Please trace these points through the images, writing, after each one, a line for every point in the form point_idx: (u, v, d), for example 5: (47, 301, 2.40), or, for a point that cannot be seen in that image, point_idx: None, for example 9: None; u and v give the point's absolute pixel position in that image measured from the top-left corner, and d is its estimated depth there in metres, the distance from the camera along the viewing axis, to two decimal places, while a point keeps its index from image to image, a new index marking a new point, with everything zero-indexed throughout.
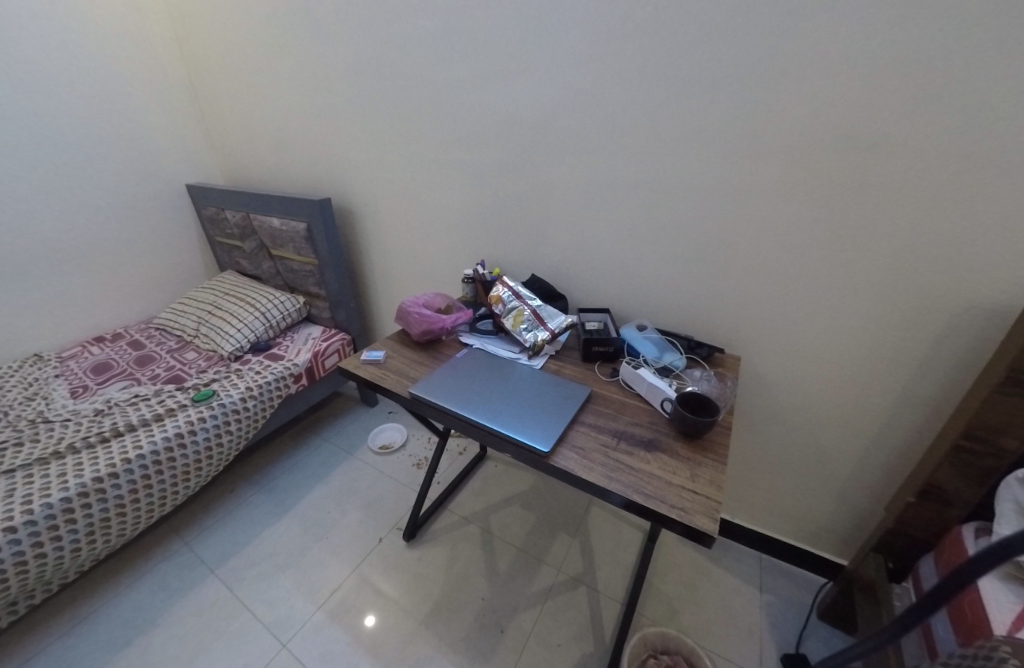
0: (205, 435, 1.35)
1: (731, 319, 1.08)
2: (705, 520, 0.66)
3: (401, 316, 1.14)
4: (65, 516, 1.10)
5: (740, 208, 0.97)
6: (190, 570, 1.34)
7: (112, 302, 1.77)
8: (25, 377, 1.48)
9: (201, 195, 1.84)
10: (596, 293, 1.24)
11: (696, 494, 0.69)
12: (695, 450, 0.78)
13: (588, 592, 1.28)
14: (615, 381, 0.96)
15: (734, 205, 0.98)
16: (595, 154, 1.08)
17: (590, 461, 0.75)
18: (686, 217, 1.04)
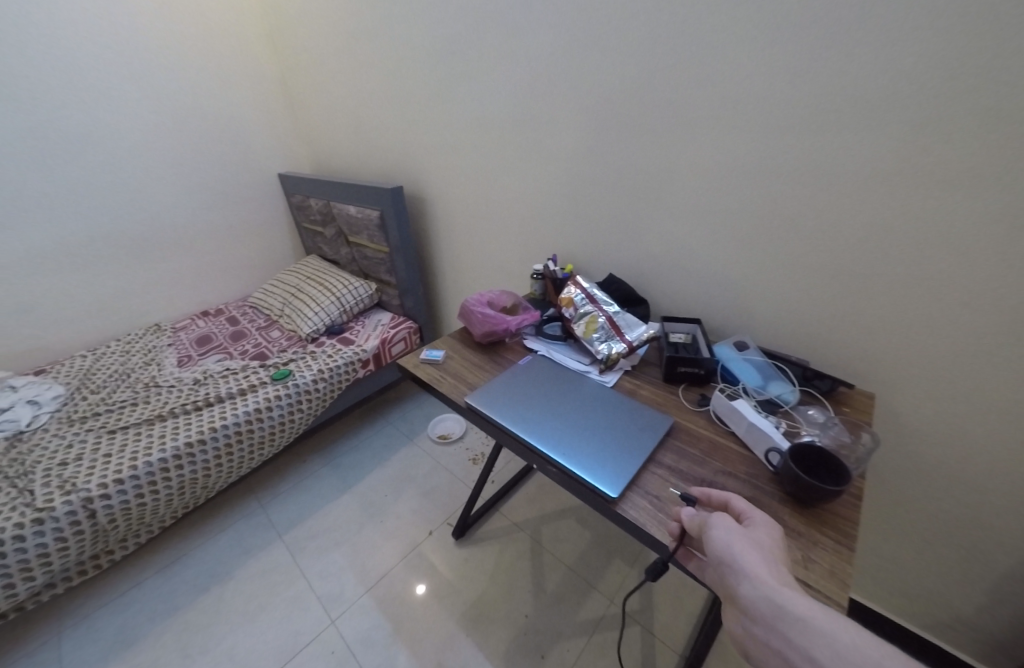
0: (280, 411, 1.41)
1: (863, 342, 0.86)
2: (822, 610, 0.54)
3: (463, 313, 1.06)
4: (161, 474, 1.19)
5: (891, 202, 0.75)
6: (259, 532, 1.42)
7: (215, 281, 1.95)
8: (145, 343, 1.68)
9: (290, 184, 1.94)
10: (683, 299, 1.08)
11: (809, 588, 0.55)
12: (805, 521, 0.62)
13: (642, 634, 1.15)
14: (704, 412, 0.81)
15: (884, 197, 0.76)
16: (693, 134, 0.91)
17: (666, 516, 0.63)
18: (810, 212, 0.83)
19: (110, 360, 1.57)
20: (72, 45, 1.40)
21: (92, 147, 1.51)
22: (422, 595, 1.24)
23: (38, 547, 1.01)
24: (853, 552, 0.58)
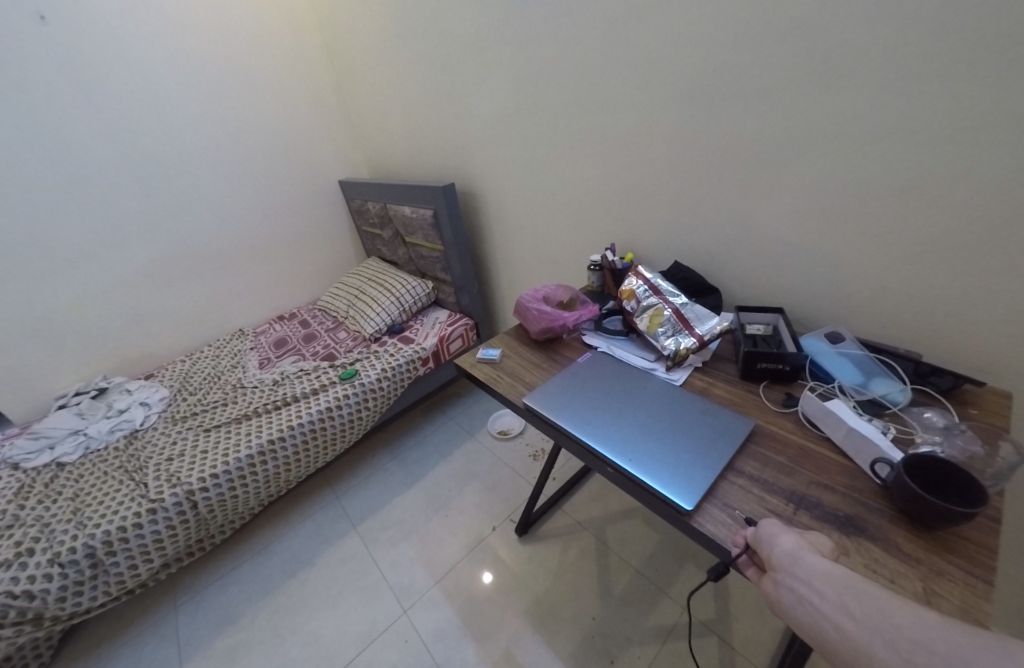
0: (349, 410, 1.49)
1: (997, 328, 0.72)
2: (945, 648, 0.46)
3: (518, 311, 1.04)
4: (249, 468, 1.30)
5: None
6: (336, 522, 1.51)
7: (288, 287, 2.10)
8: (232, 348, 1.84)
9: (350, 189, 2.02)
10: (760, 285, 0.97)
11: None
12: (924, 548, 0.53)
13: (719, 646, 1.07)
14: (792, 415, 0.73)
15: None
16: (781, 96, 0.80)
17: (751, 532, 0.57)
18: (929, 179, 0.71)
19: (204, 364, 1.75)
20: (158, 76, 1.54)
21: (178, 169, 1.65)
22: (488, 584, 1.27)
23: (153, 533, 1.15)
24: (992, 588, 0.49)
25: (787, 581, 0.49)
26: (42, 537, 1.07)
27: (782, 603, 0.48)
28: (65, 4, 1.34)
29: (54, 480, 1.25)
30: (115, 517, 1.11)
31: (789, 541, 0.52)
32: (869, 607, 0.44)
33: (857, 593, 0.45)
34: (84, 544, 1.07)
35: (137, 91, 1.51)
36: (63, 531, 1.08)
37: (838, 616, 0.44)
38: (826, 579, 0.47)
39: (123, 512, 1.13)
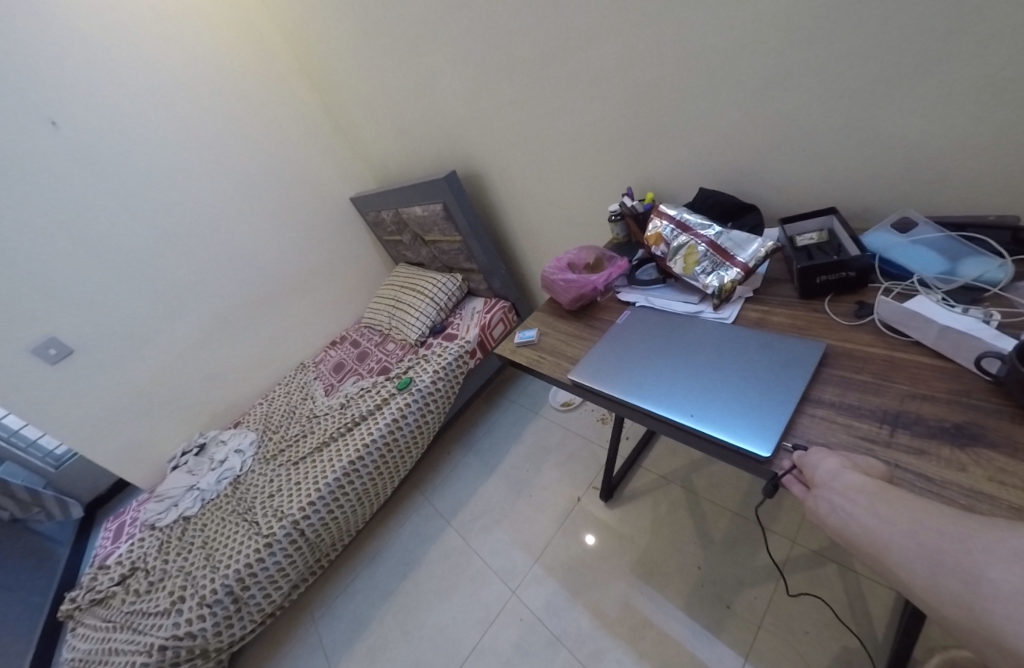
0: (414, 416, 1.55)
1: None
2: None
3: (546, 285, 1.01)
4: (340, 489, 1.41)
5: None
6: (431, 520, 1.61)
7: (332, 312, 2.20)
8: (299, 382, 1.98)
9: (363, 203, 2.05)
10: (805, 189, 0.86)
11: None
12: None
13: (842, 572, 1.02)
14: (868, 325, 0.65)
15: None
16: None
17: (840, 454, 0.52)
18: (1007, 5, 0.58)
19: (279, 402, 1.90)
20: (162, 145, 1.62)
21: (204, 229, 1.75)
22: (591, 545, 1.31)
23: (275, 564, 1.30)
24: None
25: (822, 494, 0.49)
26: (188, 584, 1.24)
27: (815, 512, 0.49)
28: (67, 103, 1.43)
29: (185, 532, 1.43)
30: (240, 557, 1.26)
31: (827, 462, 0.50)
32: (899, 513, 0.44)
33: (892, 500, 0.45)
34: (223, 584, 1.22)
35: (151, 169, 1.61)
36: (203, 576, 1.24)
37: (866, 518, 0.45)
38: (860, 490, 0.47)
39: (245, 551, 1.27)
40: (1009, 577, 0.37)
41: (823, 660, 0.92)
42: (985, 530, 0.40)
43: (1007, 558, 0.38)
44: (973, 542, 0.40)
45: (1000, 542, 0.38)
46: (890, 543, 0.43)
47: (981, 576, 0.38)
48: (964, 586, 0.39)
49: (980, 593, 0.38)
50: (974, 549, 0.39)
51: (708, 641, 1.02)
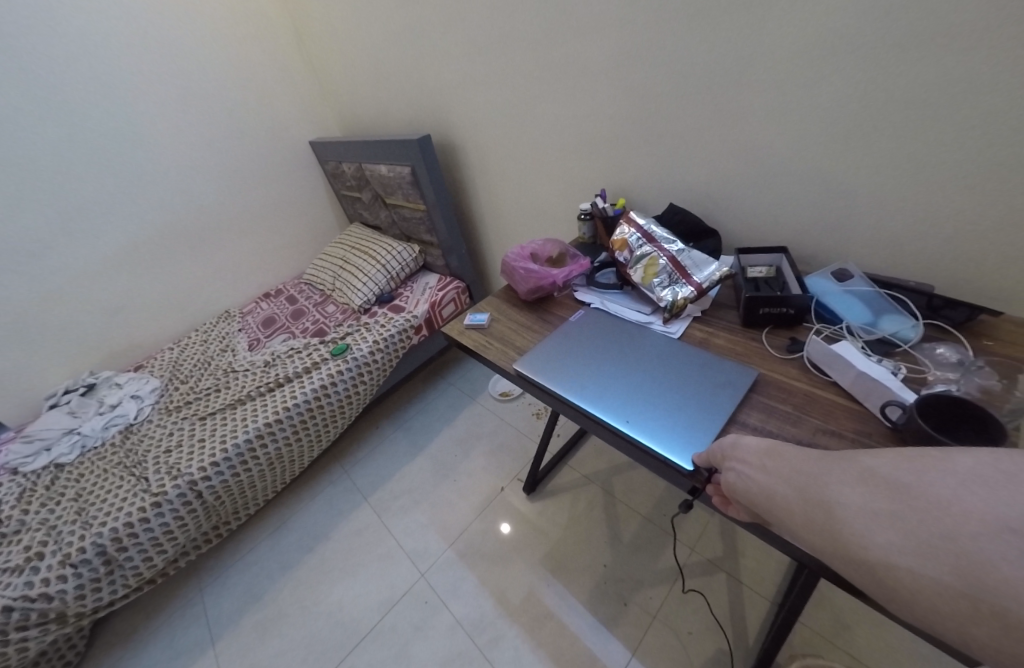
0: (344, 385, 1.47)
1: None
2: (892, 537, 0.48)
3: (505, 270, 0.98)
4: (250, 452, 1.31)
5: None
6: (348, 494, 1.55)
7: (271, 261, 2.03)
8: (220, 331, 1.80)
9: (323, 150, 1.89)
10: (764, 225, 0.91)
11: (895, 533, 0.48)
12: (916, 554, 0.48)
13: (728, 582, 1.11)
14: (795, 360, 0.69)
15: None
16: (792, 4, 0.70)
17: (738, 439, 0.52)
18: (957, 96, 0.64)
19: (193, 350, 1.72)
20: (90, 34, 1.38)
21: (135, 144, 1.55)
22: (507, 534, 1.32)
23: (161, 526, 1.17)
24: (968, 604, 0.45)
25: (730, 464, 0.50)
26: (50, 539, 1.09)
27: (729, 484, 0.50)
28: None
29: (55, 481, 1.25)
30: (120, 514, 1.13)
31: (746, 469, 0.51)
32: (781, 462, 0.46)
33: (776, 455, 0.47)
34: (93, 543, 1.08)
35: (73, 60, 1.38)
36: (70, 532, 1.10)
37: (764, 478, 0.46)
38: (757, 454, 0.49)
39: (127, 508, 1.14)
40: (857, 497, 0.39)
41: (701, 659, 1.00)
42: (839, 459, 0.42)
43: (854, 482, 0.40)
44: (829, 472, 0.42)
45: (852, 467, 0.41)
46: (776, 492, 0.44)
47: (836, 500, 0.40)
48: (826, 514, 0.40)
49: (839, 516, 0.39)
50: (828, 478, 0.41)
51: (602, 635, 1.07)
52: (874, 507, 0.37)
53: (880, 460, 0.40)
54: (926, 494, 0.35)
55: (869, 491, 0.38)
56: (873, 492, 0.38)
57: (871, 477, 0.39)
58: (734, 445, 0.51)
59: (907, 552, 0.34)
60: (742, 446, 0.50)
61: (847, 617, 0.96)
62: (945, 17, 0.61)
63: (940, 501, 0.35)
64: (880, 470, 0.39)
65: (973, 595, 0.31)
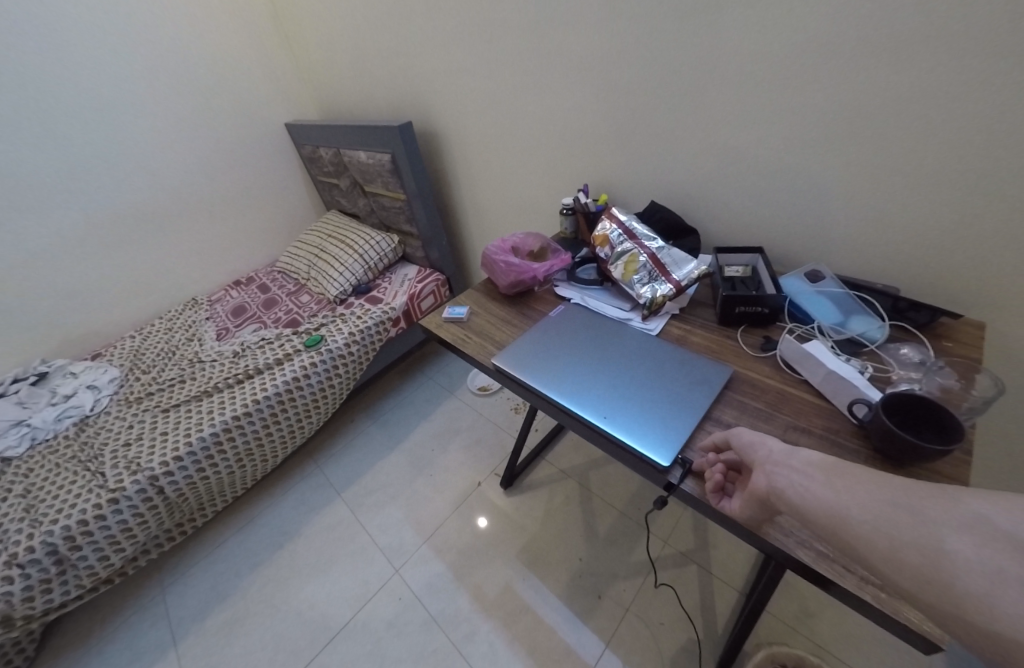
0: (318, 378, 1.43)
1: (992, 257, 0.69)
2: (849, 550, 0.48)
3: (485, 263, 0.97)
4: (216, 446, 1.26)
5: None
6: (321, 488, 1.51)
7: (242, 248, 1.95)
8: (186, 319, 1.72)
9: (298, 133, 1.82)
10: (741, 225, 0.93)
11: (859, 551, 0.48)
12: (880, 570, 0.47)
13: (699, 573, 1.14)
14: (769, 359, 0.71)
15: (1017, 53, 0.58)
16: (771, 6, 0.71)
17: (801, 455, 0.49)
18: (923, 105, 0.66)
19: (156, 339, 1.64)
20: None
21: (95, 119, 1.46)
22: (483, 528, 1.32)
23: (119, 523, 1.12)
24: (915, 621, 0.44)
25: (778, 471, 0.48)
26: None
27: (776, 490, 0.47)
28: None
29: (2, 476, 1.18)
30: (73, 511, 1.07)
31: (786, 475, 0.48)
32: (862, 489, 0.43)
33: (853, 479, 0.44)
34: (43, 542, 1.02)
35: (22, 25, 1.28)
36: (18, 531, 1.03)
37: (837, 501, 0.43)
38: (821, 470, 0.46)
39: (81, 505, 1.08)
40: (969, 549, 0.36)
41: (671, 649, 1.02)
42: (943, 500, 0.39)
43: (964, 530, 0.37)
44: (932, 514, 0.39)
45: (960, 512, 0.38)
46: (851, 518, 0.42)
47: (945, 549, 0.37)
48: (931, 560, 0.37)
49: (947, 567, 0.36)
50: (931, 521, 0.39)
51: (576, 627, 1.08)
52: (993, 565, 0.35)
53: (995, 510, 0.37)
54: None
55: (984, 547, 0.36)
56: (988, 547, 0.36)
57: (982, 528, 0.37)
58: (795, 460, 0.48)
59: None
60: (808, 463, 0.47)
61: (809, 606, 1.00)
62: (914, 28, 0.62)
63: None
64: (996, 522, 0.37)
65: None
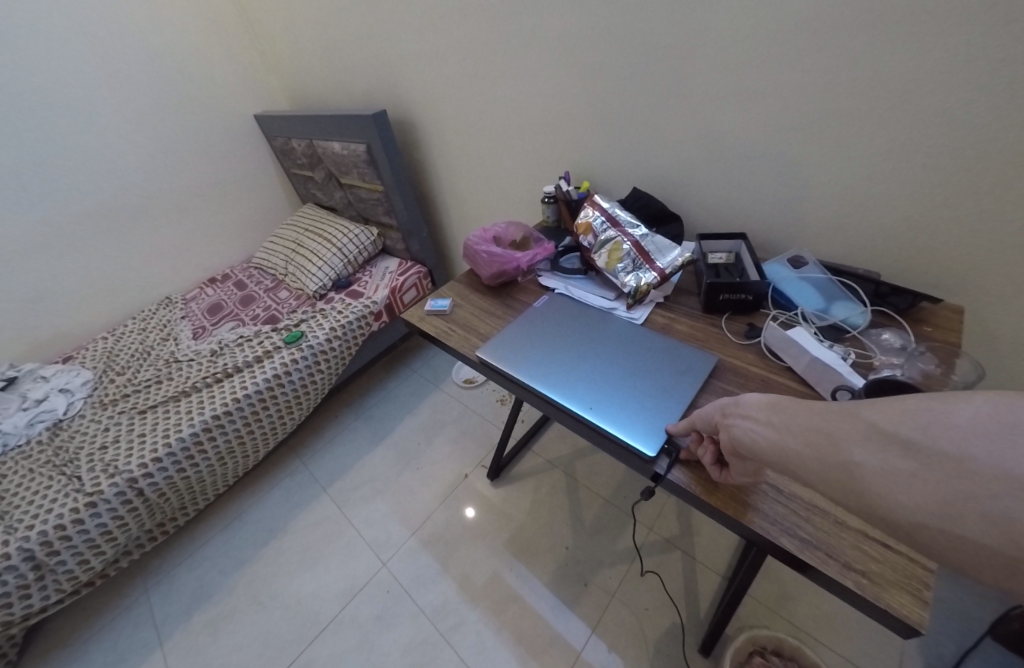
0: (299, 374, 1.39)
1: (969, 241, 0.69)
2: (835, 529, 0.49)
3: (466, 254, 0.94)
4: (197, 446, 1.22)
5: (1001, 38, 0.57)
6: (306, 486, 1.48)
7: (216, 243, 1.88)
8: (160, 319, 1.65)
9: (269, 124, 1.75)
10: (724, 211, 0.92)
11: (843, 529, 0.49)
12: (869, 548, 0.48)
13: (683, 559, 1.15)
14: (753, 346, 0.71)
15: (993, 33, 0.57)
16: None
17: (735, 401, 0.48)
18: (899, 87, 0.65)
19: (129, 339, 1.57)
20: None
21: (48, 109, 1.38)
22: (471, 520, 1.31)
23: (98, 527, 1.08)
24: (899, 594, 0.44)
25: (730, 422, 0.46)
26: None
27: (734, 440, 0.45)
28: None
29: None
30: (49, 516, 1.02)
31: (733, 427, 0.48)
32: (786, 418, 0.42)
33: (781, 410, 0.42)
34: (19, 549, 0.98)
35: None
36: None
37: (769, 437, 0.42)
38: (761, 411, 0.44)
39: (57, 509, 1.03)
40: (872, 458, 0.35)
41: (659, 632, 1.03)
42: (842, 416, 0.38)
43: (865, 439, 0.36)
44: (839, 428, 0.37)
45: (857, 424, 0.37)
46: (786, 449, 0.40)
47: (853, 463, 0.36)
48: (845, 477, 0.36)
49: (858, 479, 0.35)
50: (841, 437, 0.37)
51: (565, 614, 1.08)
52: (895, 467, 0.34)
53: (881, 414, 0.36)
54: (941, 452, 0.32)
55: (885, 450, 0.35)
56: (891, 451, 0.34)
57: (880, 434, 0.35)
58: (732, 407, 0.47)
59: (932, 511, 0.32)
60: (737, 409, 0.46)
61: (791, 587, 1.02)
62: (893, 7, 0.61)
63: (955, 456, 0.32)
64: (885, 424, 0.35)
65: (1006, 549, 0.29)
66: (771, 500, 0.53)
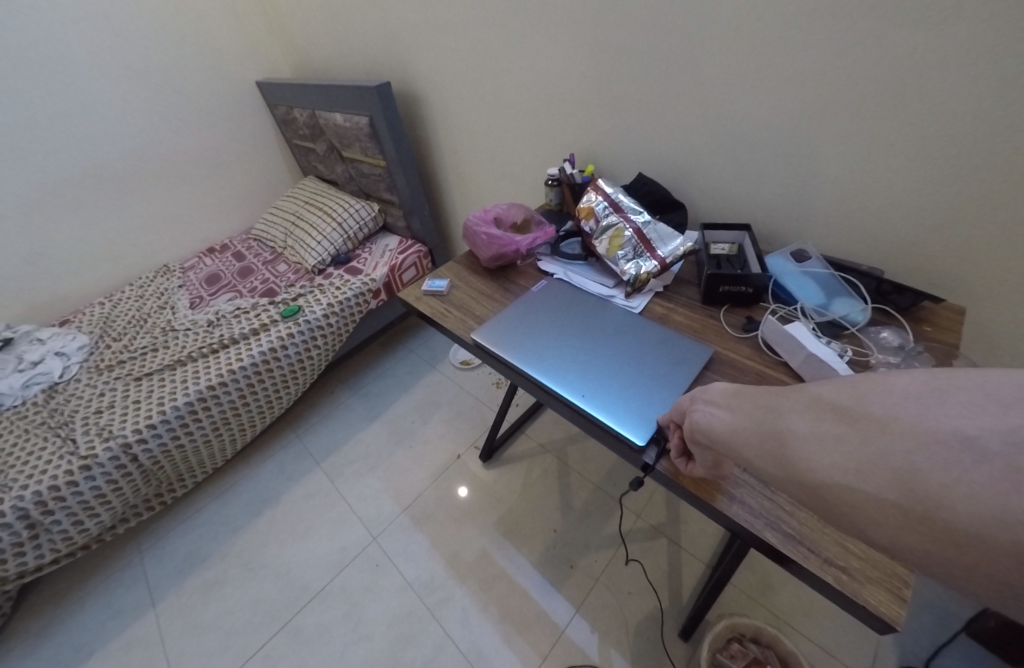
0: (295, 349, 1.39)
1: (978, 242, 0.68)
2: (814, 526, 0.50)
3: (467, 235, 0.93)
4: (192, 415, 1.22)
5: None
6: (299, 460, 1.49)
7: (216, 213, 1.85)
8: (157, 287, 1.64)
9: (271, 92, 1.70)
10: (731, 201, 0.90)
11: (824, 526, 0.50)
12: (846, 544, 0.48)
13: (669, 546, 1.17)
14: (751, 340, 0.70)
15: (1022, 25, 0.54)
16: None
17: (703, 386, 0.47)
18: (920, 80, 0.62)
19: (127, 306, 1.57)
20: None
21: (42, 68, 1.34)
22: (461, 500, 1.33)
23: (93, 489, 1.09)
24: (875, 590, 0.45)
25: (693, 406, 0.46)
26: None
27: (692, 423, 0.45)
28: None
29: None
30: (44, 477, 1.03)
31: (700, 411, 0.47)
32: (744, 399, 0.41)
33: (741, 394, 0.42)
34: (14, 508, 0.99)
35: None
36: None
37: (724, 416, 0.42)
38: (722, 393, 0.44)
39: (52, 470, 1.04)
40: (804, 425, 0.34)
41: (639, 615, 1.05)
42: (790, 389, 0.37)
43: (805, 408, 0.35)
44: (784, 402, 0.37)
45: (802, 397, 0.36)
46: (737, 425, 0.40)
47: (785, 429, 0.35)
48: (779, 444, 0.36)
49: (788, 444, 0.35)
50: (783, 409, 0.36)
51: (549, 594, 1.11)
52: (826, 432, 0.33)
53: (826, 386, 0.35)
54: (870, 415, 0.31)
55: (816, 415, 0.34)
56: (824, 418, 0.33)
57: (820, 404, 0.34)
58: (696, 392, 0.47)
59: (847, 470, 0.31)
60: (701, 393, 0.46)
61: (772, 579, 1.04)
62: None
63: (881, 419, 0.30)
64: (824, 393, 0.34)
65: (906, 505, 0.28)
66: (751, 491, 0.53)
